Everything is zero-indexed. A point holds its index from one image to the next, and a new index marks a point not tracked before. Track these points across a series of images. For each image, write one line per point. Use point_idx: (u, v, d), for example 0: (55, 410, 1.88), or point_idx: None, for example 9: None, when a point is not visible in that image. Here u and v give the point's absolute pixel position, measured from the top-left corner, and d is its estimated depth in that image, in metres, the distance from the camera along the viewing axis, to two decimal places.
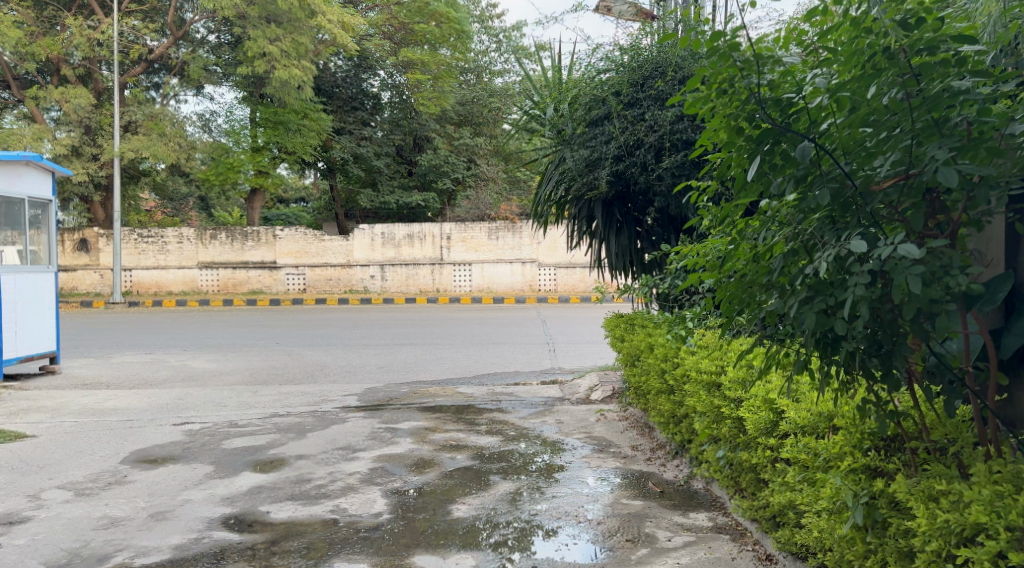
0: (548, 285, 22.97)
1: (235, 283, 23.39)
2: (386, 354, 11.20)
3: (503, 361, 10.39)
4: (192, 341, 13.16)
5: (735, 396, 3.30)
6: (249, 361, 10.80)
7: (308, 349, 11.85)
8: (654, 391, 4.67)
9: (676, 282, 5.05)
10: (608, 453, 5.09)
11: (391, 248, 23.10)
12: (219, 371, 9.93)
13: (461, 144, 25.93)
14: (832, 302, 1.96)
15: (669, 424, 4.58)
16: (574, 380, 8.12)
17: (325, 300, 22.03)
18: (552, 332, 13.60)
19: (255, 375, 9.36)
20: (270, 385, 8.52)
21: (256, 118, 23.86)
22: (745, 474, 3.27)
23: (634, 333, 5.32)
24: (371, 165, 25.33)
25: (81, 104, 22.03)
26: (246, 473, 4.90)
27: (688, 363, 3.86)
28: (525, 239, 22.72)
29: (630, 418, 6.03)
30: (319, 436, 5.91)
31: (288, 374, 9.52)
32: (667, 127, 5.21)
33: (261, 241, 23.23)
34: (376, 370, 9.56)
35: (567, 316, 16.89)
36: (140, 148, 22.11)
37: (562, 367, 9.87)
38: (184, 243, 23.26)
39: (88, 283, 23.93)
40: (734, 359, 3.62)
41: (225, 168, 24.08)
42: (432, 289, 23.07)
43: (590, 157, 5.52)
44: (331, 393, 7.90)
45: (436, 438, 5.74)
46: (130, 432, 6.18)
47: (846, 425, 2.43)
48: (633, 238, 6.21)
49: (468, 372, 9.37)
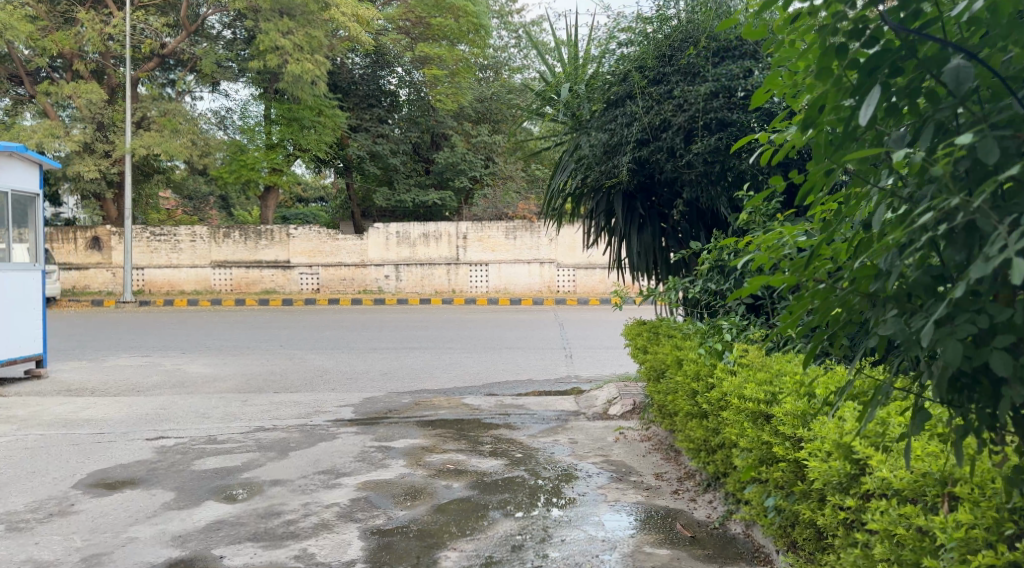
0: (566, 286, 22.31)
1: (248, 282, 22.85)
2: (392, 359, 10.56)
3: (515, 368, 9.74)
4: (194, 342, 12.56)
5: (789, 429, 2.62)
6: (248, 365, 10.17)
7: (313, 352, 11.22)
8: (682, 410, 3.98)
9: (710, 285, 4.35)
10: (628, 483, 4.40)
11: (406, 247, 22.50)
12: (214, 377, 9.32)
13: (479, 142, 25.12)
14: (986, 324, 1.42)
15: (701, 453, 3.88)
16: (591, 390, 7.43)
17: (338, 301, 21.44)
18: (569, 336, 12.92)
19: (250, 382, 8.73)
20: (262, 393, 7.89)
21: (271, 114, 23.33)
22: (802, 531, 2.58)
23: (659, 344, 4.59)
24: (387, 163, 24.67)
25: (93, 99, 21.54)
26: (209, 503, 4.24)
27: (729, 385, 3.17)
28: (543, 239, 22.07)
29: (653, 439, 5.32)
30: (302, 456, 5.26)
31: (285, 380, 8.89)
32: (700, 105, 4.50)
33: (274, 240, 22.68)
34: (378, 378, 8.91)
35: (585, 319, 16.20)
36: (152, 145, 21.61)
37: (579, 374, 9.20)
38: (196, 241, 22.73)
39: (101, 281, 23.50)
40: (787, 384, 2.93)
41: (239, 165, 23.45)
42: (448, 289, 22.45)
43: (609, 141, 4.86)
44: (326, 404, 7.26)
45: (433, 460, 5.06)
46: (95, 448, 5.55)
47: (973, 497, 1.78)
48: (657, 235, 5.52)
49: (477, 380, 8.71)
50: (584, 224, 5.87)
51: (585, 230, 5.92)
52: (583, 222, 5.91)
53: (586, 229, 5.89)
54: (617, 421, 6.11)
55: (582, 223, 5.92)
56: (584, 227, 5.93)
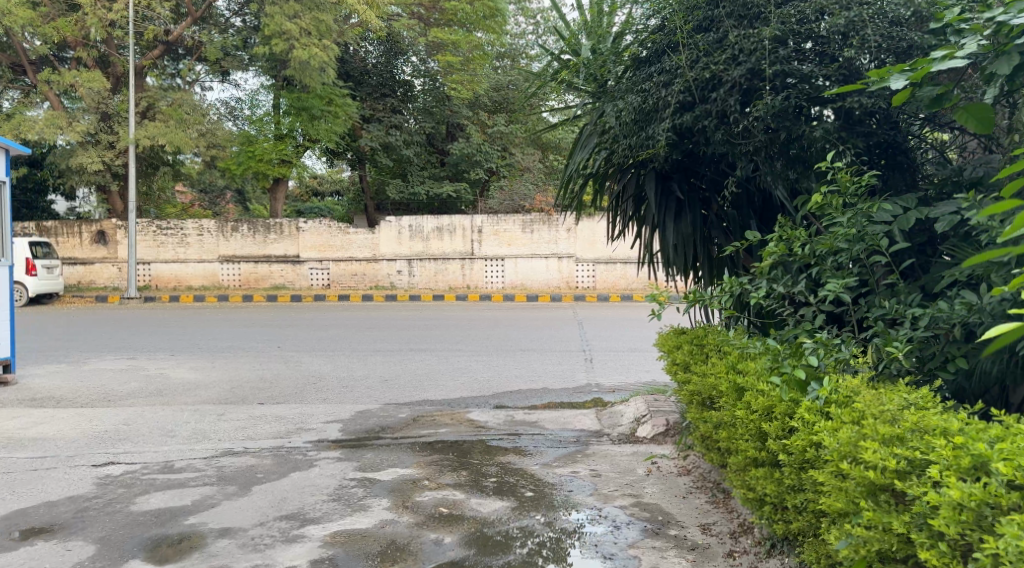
0: (586, 282, 21.29)
1: (257, 278, 21.98)
2: (396, 364, 9.65)
3: (529, 374, 8.81)
4: (188, 343, 11.70)
5: (959, 523, 1.74)
6: (237, 370, 9.29)
7: (312, 355, 10.33)
8: (740, 452, 3.04)
9: (776, 290, 3.34)
10: (668, 542, 3.45)
11: (419, 242, 21.58)
12: (198, 384, 8.44)
13: (495, 132, 24.06)
14: None
15: (767, 508, 2.93)
16: (615, 404, 6.47)
17: (349, 296, 20.56)
18: (589, 337, 11.94)
19: (235, 391, 7.84)
20: (243, 405, 6.99)
21: (281, 104, 22.47)
22: None
23: (711, 360, 3.61)
24: (401, 155, 23.68)
25: (95, 88, 20.67)
26: (134, 563, 3.34)
27: (833, 437, 2.20)
28: (561, 233, 21.12)
29: (695, 474, 4.37)
30: (267, 493, 4.34)
31: (274, 389, 8.00)
32: (763, 53, 3.56)
33: (284, 234, 21.92)
34: (377, 387, 8.00)
35: (606, 318, 15.21)
36: (157, 135, 20.79)
37: (600, 383, 8.25)
38: (204, 235, 21.98)
39: (107, 277, 22.73)
40: (930, 444, 1.99)
41: (246, 157, 22.67)
42: (462, 285, 21.52)
43: (640, 106, 3.92)
44: (311, 419, 6.34)
45: (424, 499, 4.13)
46: (27, 479, 4.68)
47: None
48: (699, 227, 4.56)
49: (487, 390, 7.79)
50: (611, 213, 4.94)
51: (611, 220, 4.99)
52: (609, 210, 4.98)
53: (613, 217, 4.96)
54: (649, 446, 5.14)
55: (607, 212, 4.99)
56: (610, 216, 5.00)
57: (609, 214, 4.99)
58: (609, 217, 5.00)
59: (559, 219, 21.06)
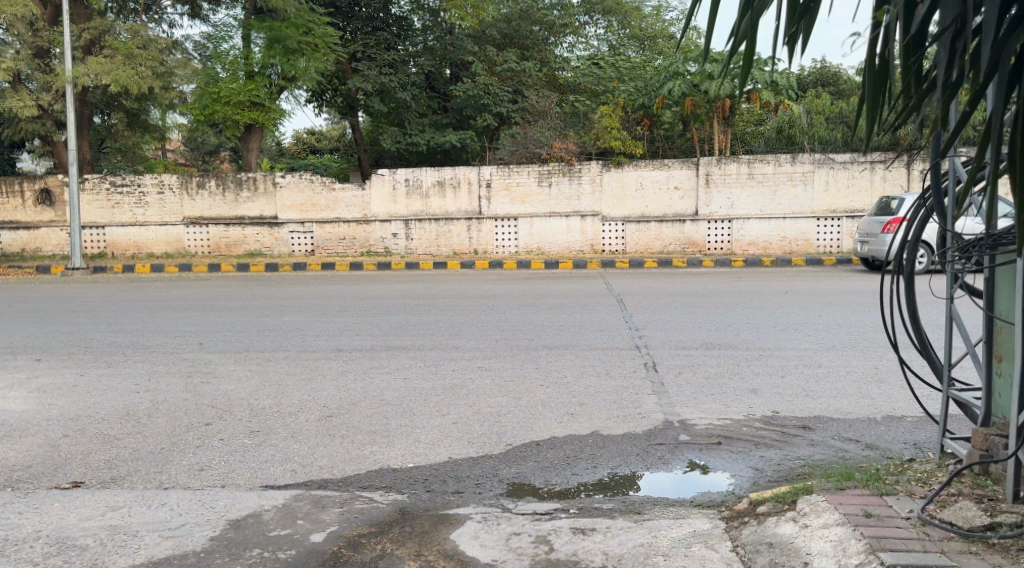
0: (614, 245, 17.76)
1: (229, 244, 18.45)
2: (360, 378, 6.28)
3: (565, 401, 5.46)
4: (80, 338, 8.29)
5: None
6: (107, 393, 5.89)
7: (240, 360, 6.96)
8: None
9: None
10: None
11: (417, 199, 18.01)
12: (19, 427, 5.04)
13: (506, 70, 19.81)
14: None
15: None
16: (763, 517, 3.10)
17: (334, 265, 17.06)
18: (638, 326, 8.57)
19: (55, 453, 4.46)
20: (24, 504, 3.61)
21: (252, 34, 18.74)
22: None
23: None
24: (396, 99, 19.81)
25: (23, 15, 16.70)
26: None
27: None
28: (584, 187, 17.60)
29: None
30: None
31: (129, 443, 4.62)
32: None
33: (258, 191, 18.33)
34: (308, 438, 4.63)
35: (653, 293, 11.73)
36: (100, 73, 17.01)
37: (688, 426, 4.88)
38: (165, 194, 18.38)
39: (55, 244, 19.24)
40: None
41: (210, 99, 18.79)
42: (469, 250, 18.05)
43: None
44: (117, 557, 2.98)
45: None
46: None
47: None
48: None
49: (499, 444, 4.46)
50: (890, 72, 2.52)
51: (878, 97, 2.61)
52: (874, 71, 2.60)
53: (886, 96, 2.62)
54: None
55: (871, 74, 2.59)
56: (876, 83, 2.61)
57: (874, 78, 2.60)
58: (871, 89, 2.61)
59: (581, 169, 17.54)
